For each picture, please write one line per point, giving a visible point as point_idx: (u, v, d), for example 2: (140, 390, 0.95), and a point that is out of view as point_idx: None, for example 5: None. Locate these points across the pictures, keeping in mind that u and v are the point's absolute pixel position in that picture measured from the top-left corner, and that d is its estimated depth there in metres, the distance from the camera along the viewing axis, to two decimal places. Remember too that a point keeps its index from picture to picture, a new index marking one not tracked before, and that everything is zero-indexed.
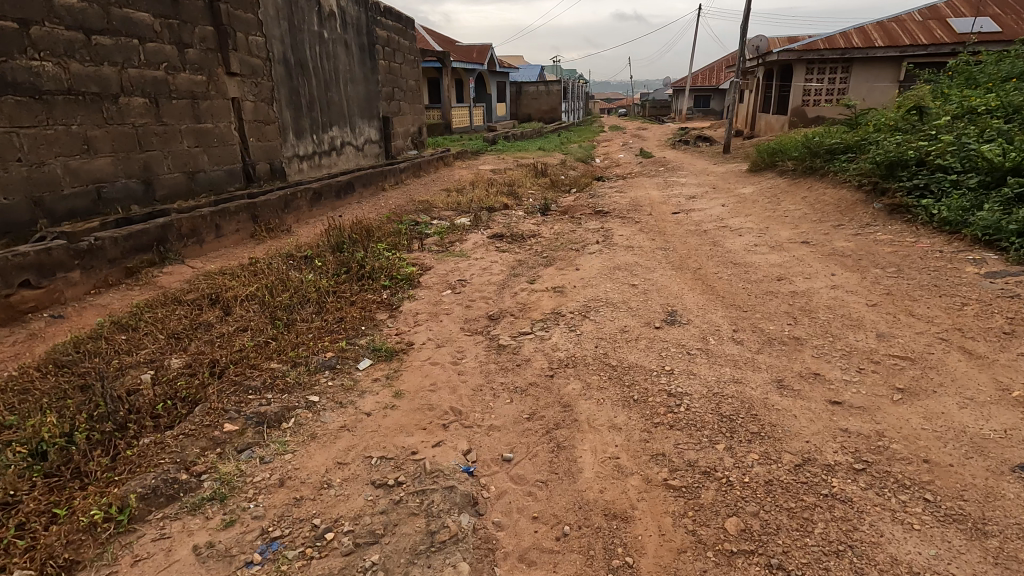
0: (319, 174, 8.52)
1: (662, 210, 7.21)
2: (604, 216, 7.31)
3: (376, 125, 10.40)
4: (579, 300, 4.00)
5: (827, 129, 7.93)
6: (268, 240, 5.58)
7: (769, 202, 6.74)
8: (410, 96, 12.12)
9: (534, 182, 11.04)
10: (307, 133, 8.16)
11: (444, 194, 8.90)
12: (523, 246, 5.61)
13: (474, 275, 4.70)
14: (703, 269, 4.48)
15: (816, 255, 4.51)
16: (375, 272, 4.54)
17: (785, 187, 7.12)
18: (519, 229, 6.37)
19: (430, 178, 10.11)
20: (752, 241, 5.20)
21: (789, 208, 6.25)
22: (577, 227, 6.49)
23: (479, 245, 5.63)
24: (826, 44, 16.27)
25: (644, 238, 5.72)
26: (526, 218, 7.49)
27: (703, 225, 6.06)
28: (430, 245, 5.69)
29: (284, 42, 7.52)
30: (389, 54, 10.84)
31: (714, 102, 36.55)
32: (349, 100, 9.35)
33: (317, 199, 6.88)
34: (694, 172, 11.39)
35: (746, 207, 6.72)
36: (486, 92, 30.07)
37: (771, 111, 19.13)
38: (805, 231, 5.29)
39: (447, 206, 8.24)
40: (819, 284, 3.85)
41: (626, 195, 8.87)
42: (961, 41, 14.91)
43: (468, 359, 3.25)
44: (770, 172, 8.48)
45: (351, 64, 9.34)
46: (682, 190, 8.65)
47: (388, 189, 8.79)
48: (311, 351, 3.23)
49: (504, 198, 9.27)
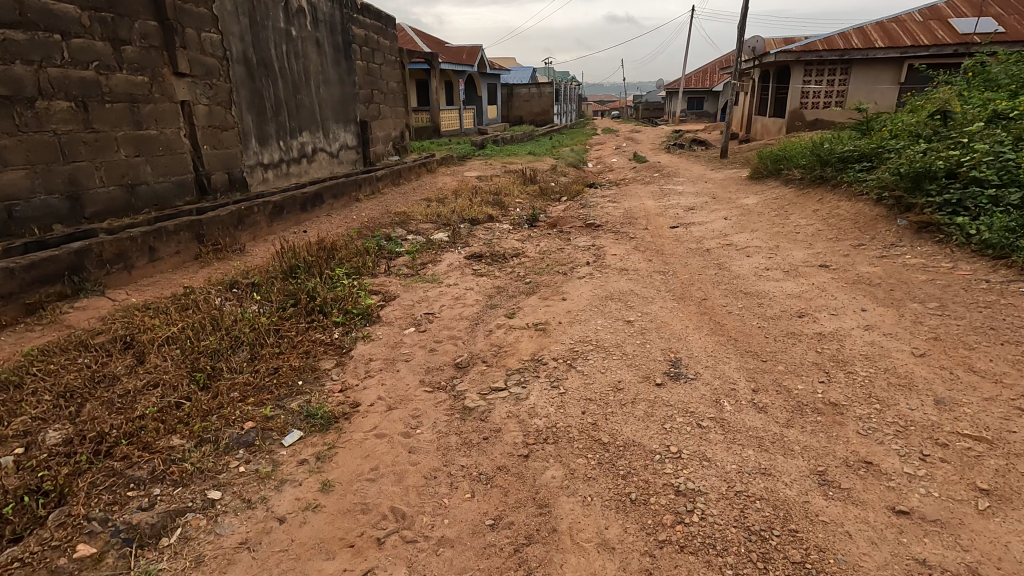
0: (287, 184, 7.84)
1: (658, 224, 6.61)
2: (595, 230, 6.70)
3: (353, 129, 9.73)
4: (564, 342, 3.37)
5: (836, 135, 7.35)
6: (214, 262, 4.92)
7: (776, 215, 6.15)
8: (392, 98, 11.46)
9: (522, 191, 10.41)
10: (273, 139, 7.49)
11: (424, 205, 8.25)
12: (504, 269, 4.97)
13: (445, 306, 4.06)
14: (709, 301, 3.87)
15: (839, 284, 3.90)
16: (326, 305, 3.88)
17: (792, 199, 6.53)
18: (501, 247, 5.74)
19: (410, 187, 9.44)
20: (762, 264, 4.59)
21: (798, 223, 5.66)
22: (565, 244, 5.87)
23: (455, 267, 4.99)
24: (825, 45, 15.76)
25: (640, 259, 5.10)
26: (511, 233, 6.86)
27: (704, 243, 5.46)
28: (399, 267, 5.04)
29: (245, 40, 6.85)
30: (367, 55, 10.18)
31: (708, 104, 36.09)
32: (322, 103, 8.69)
33: (279, 214, 6.21)
34: (691, 179, 10.81)
35: (751, 220, 6.12)
36: (476, 94, 29.46)
37: (768, 114, 18.62)
38: (820, 252, 4.70)
39: (425, 219, 7.58)
40: (848, 323, 3.24)
41: (620, 204, 8.26)
42: (964, 42, 14.42)
43: (424, 428, 2.61)
44: (774, 181, 7.90)
45: (324, 64, 8.69)
46: (680, 199, 8.05)
47: (363, 199, 8.12)
48: (225, 421, 2.57)
49: (489, 209, 8.62)
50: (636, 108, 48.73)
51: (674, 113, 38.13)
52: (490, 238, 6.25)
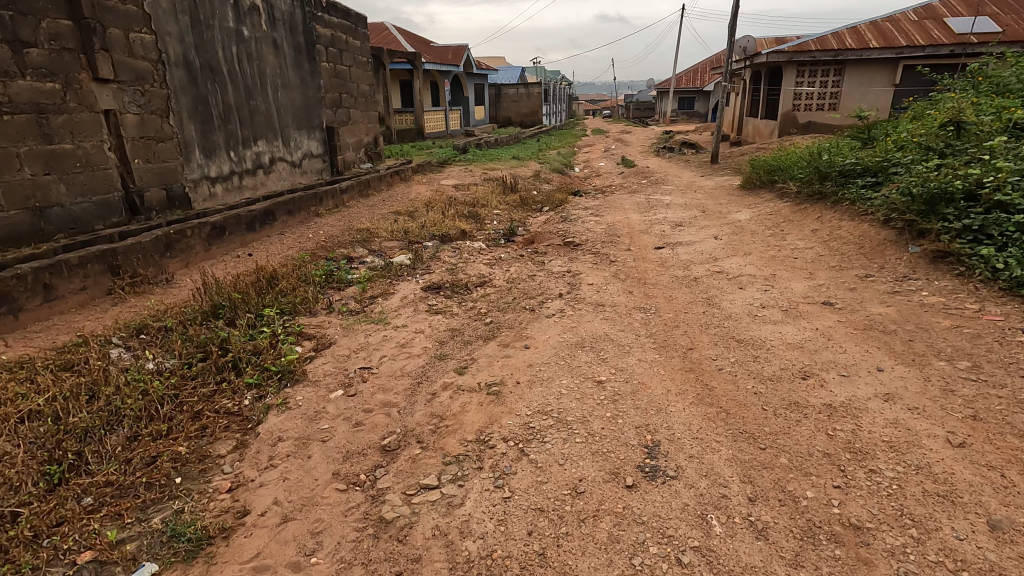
0: (240, 198, 7.18)
1: (643, 243, 6.03)
2: (573, 250, 6.10)
3: (317, 136, 9.07)
4: (519, 412, 2.77)
5: (834, 144, 6.80)
6: (131, 298, 4.28)
7: (771, 234, 5.58)
8: (363, 102, 10.81)
9: (501, 201, 9.81)
10: (221, 149, 6.83)
11: (391, 220, 7.61)
12: (464, 303, 4.37)
13: (386, 357, 3.45)
14: (695, 351, 3.28)
15: (847, 330, 3.32)
16: (241, 360, 3.26)
17: (787, 216, 5.97)
18: (466, 273, 5.14)
19: (379, 198, 8.80)
20: (757, 299, 4.02)
21: (796, 246, 5.10)
22: (537, 269, 5.28)
23: (408, 302, 4.38)
24: (818, 45, 15.26)
25: (619, 290, 4.51)
26: (481, 253, 6.26)
27: (692, 269, 4.88)
28: (344, 302, 4.43)
29: (185, 41, 6.19)
30: (333, 56, 9.52)
31: (699, 104, 35.67)
32: (280, 109, 8.02)
33: (220, 236, 5.57)
34: (680, 187, 10.25)
35: (744, 241, 5.55)
36: (463, 94, 28.81)
37: (759, 116, 18.13)
38: (823, 284, 4.13)
39: (390, 236, 6.96)
40: (863, 391, 2.66)
41: (603, 217, 7.67)
42: (961, 42, 14.08)
43: (321, 556, 1.99)
44: (768, 192, 7.33)
45: (282, 67, 8.03)
46: (667, 213, 7.47)
47: (324, 214, 7.47)
48: (54, 552, 1.95)
49: (462, 224, 8.00)
50: (626, 107, 48.22)
51: (664, 113, 37.67)
52: (456, 261, 5.64)
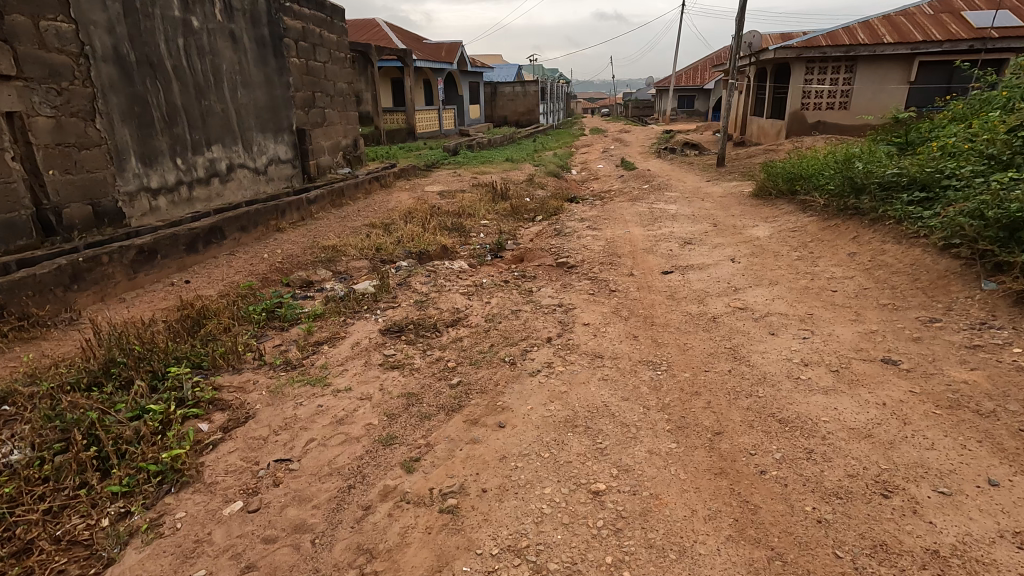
0: (189, 210, 6.32)
1: (649, 265, 5.20)
2: (566, 275, 5.28)
3: (286, 139, 8.21)
4: (481, 551, 1.93)
5: (864, 150, 5.98)
6: (12, 347, 3.43)
7: (799, 258, 4.75)
8: (341, 102, 9.94)
9: (490, 210, 8.97)
10: (165, 156, 5.97)
11: (362, 235, 6.76)
12: (429, 352, 3.53)
13: (313, 442, 2.60)
14: (725, 439, 2.45)
15: (927, 410, 2.49)
16: (110, 454, 2.40)
17: (815, 235, 5.14)
18: (438, 307, 4.31)
19: (354, 209, 7.94)
20: (795, 351, 3.19)
21: (831, 275, 4.27)
22: (523, 302, 4.45)
23: (359, 351, 3.53)
24: (829, 40, 14.40)
25: (621, 334, 3.68)
26: (461, 277, 5.43)
27: (710, 304, 4.06)
28: (282, 351, 3.59)
29: (115, 32, 5.33)
30: (305, 50, 8.66)
31: (699, 103, 34.88)
32: (240, 109, 7.16)
33: (148, 260, 4.72)
34: (685, 194, 9.44)
35: (767, 265, 4.73)
36: (457, 93, 27.97)
37: (765, 115, 17.30)
38: (877, 332, 3.30)
39: (359, 255, 6.12)
40: (980, 529, 1.83)
41: (602, 231, 6.85)
42: (981, 37, 13.37)
43: None
44: (788, 204, 6.49)
45: (242, 62, 7.16)
46: (675, 226, 6.65)
47: (287, 228, 6.63)
48: None
49: (443, 238, 7.16)
50: (626, 106, 47.31)
51: (664, 112, 36.84)
52: (429, 290, 4.80)
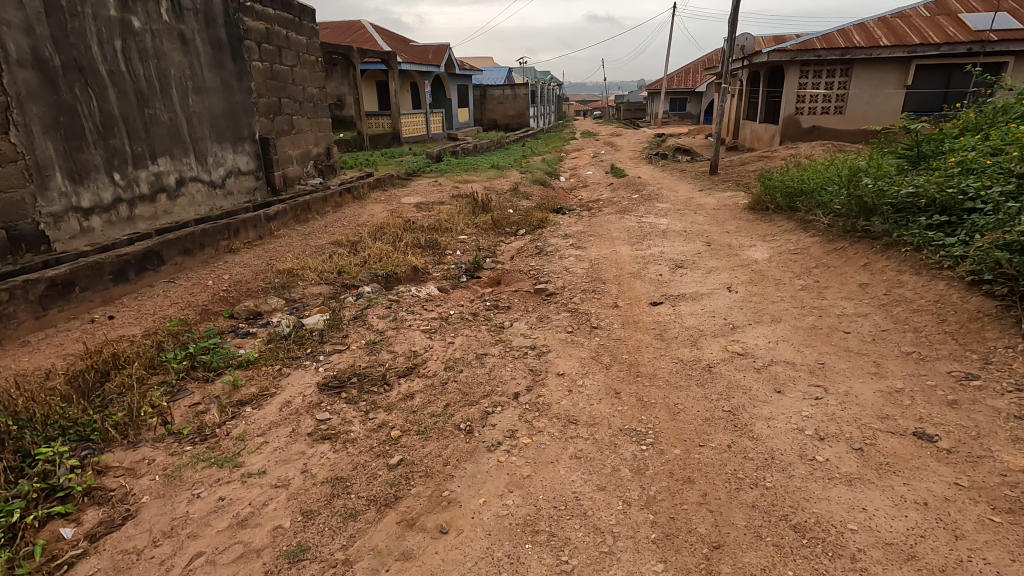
0: (129, 230, 5.72)
1: (637, 293, 4.66)
2: (544, 305, 4.73)
3: (247, 149, 7.60)
4: None
5: (869, 163, 5.48)
6: None
7: (803, 288, 4.22)
8: (311, 109, 9.35)
9: (470, 224, 8.42)
10: (100, 171, 5.36)
11: (324, 256, 6.18)
12: (372, 415, 2.96)
13: (200, 559, 2.03)
14: (727, 557, 1.90)
15: (981, 516, 1.96)
16: None
17: (820, 261, 4.62)
18: (393, 350, 3.75)
19: (321, 225, 7.36)
20: (808, 418, 2.65)
21: (842, 311, 3.74)
22: (490, 342, 3.89)
23: (287, 414, 2.95)
24: (824, 43, 13.84)
25: (601, 388, 3.13)
26: (427, 305, 4.86)
27: (704, 347, 3.51)
28: (196, 415, 3.01)
29: (35, 33, 4.72)
30: (269, 53, 8.06)
31: (692, 105, 34.50)
32: (192, 117, 6.56)
33: (63, 294, 4.12)
34: (677, 205, 8.94)
35: (768, 296, 4.20)
36: (445, 96, 27.38)
37: (757, 119, 16.85)
38: (902, 391, 2.77)
39: (318, 280, 5.55)
40: None
41: (586, 249, 6.30)
42: (979, 40, 13.09)
43: None
44: (787, 221, 5.97)
45: (194, 66, 6.56)
46: (666, 244, 6.11)
47: (241, 249, 6.04)
48: None
49: (414, 257, 6.59)
50: (617, 108, 46.86)
51: (656, 115, 36.46)
52: (386, 326, 4.23)
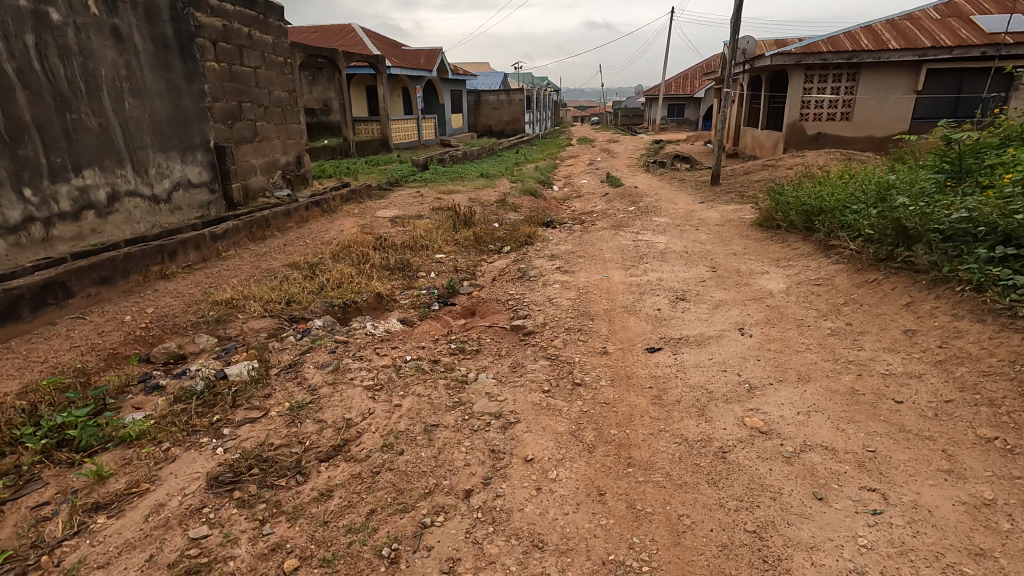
0: (44, 253, 4.93)
1: (631, 335, 3.89)
2: (520, 349, 3.96)
3: (199, 159, 6.83)
4: None
5: (900, 178, 4.73)
6: None
7: (833, 334, 3.46)
8: (280, 114, 8.60)
9: (449, 240, 7.66)
10: (4, 185, 4.58)
11: (274, 282, 5.41)
12: (266, 528, 2.18)
13: None
14: None
15: None
16: None
17: (850, 298, 3.86)
18: (322, 417, 2.98)
19: (280, 244, 6.58)
20: (868, 550, 1.87)
21: (888, 369, 2.98)
22: (447, 405, 3.11)
23: (151, 529, 2.16)
24: (830, 46, 13.17)
25: (579, 485, 2.35)
26: (383, 346, 4.09)
27: (715, 421, 2.74)
28: (31, 527, 2.22)
29: None
30: (226, 53, 7.30)
31: (690, 111, 33.96)
32: (129, 124, 5.79)
33: None
34: (676, 219, 8.22)
35: (791, 343, 3.44)
36: (438, 101, 26.72)
37: (759, 126, 16.17)
38: (994, 505, 2.00)
39: (261, 312, 4.77)
40: None
41: (574, 273, 5.54)
42: (993, 42, 12.43)
43: None
44: (803, 243, 5.22)
45: (132, 66, 5.81)
46: (665, 269, 5.35)
47: (178, 274, 5.27)
48: None
49: (380, 282, 5.82)
50: (615, 115, 46.34)
51: (653, 122, 35.86)
52: (323, 379, 3.45)
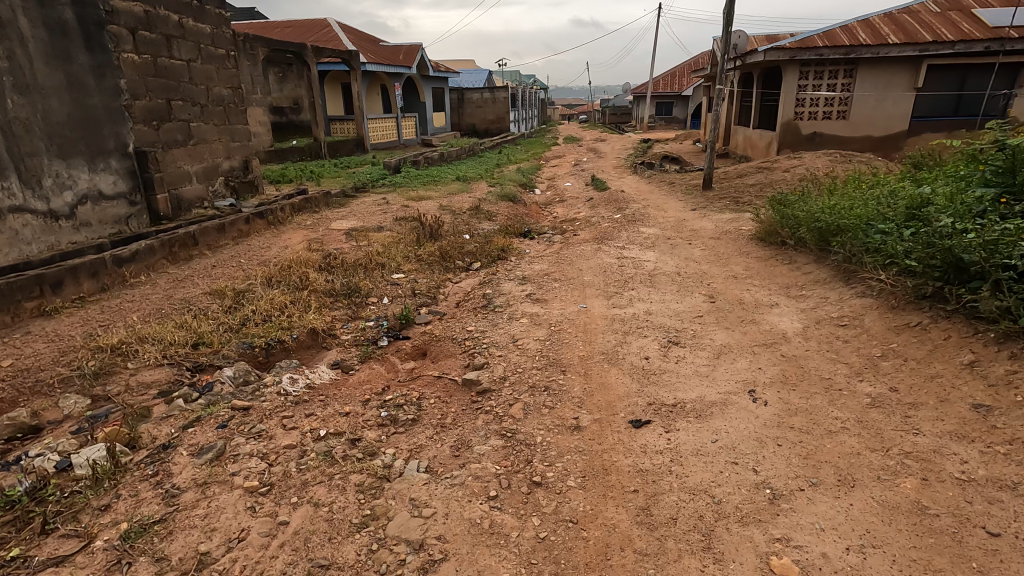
0: None
1: (611, 399, 3.03)
2: (469, 417, 3.08)
3: (113, 166, 5.86)
4: None
5: (936, 191, 3.90)
6: None
7: (874, 405, 2.62)
8: (220, 113, 7.63)
9: (410, 257, 6.77)
10: None
11: (183, 316, 4.48)
12: None
13: None
14: None
15: None
16: None
17: (889, 350, 3.02)
18: (168, 550, 2.08)
19: (207, 265, 5.64)
20: None
21: (965, 471, 2.13)
22: (350, 522, 2.22)
23: None
24: (826, 40, 12.41)
25: None
26: (294, 411, 3.20)
27: (728, 564, 1.88)
28: None
29: None
30: (149, 43, 6.33)
31: (677, 110, 33.35)
32: (13, 125, 4.82)
33: None
34: (666, 230, 7.41)
35: (821, 420, 2.59)
36: (419, 100, 25.76)
37: (751, 125, 15.43)
38: None
39: (156, 361, 3.86)
40: None
41: (547, 303, 4.68)
42: (997, 37, 11.75)
43: None
44: (816, 268, 4.40)
45: (16, 56, 4.83)
46: (655, 298, 4.51)
47: (63, 311, 4.32)
48: None
49: (317, 313, 4.92)
50: (602, 113, 45.58)
51: (641, 120, 35.12)
52: (193, 476, 2.54)
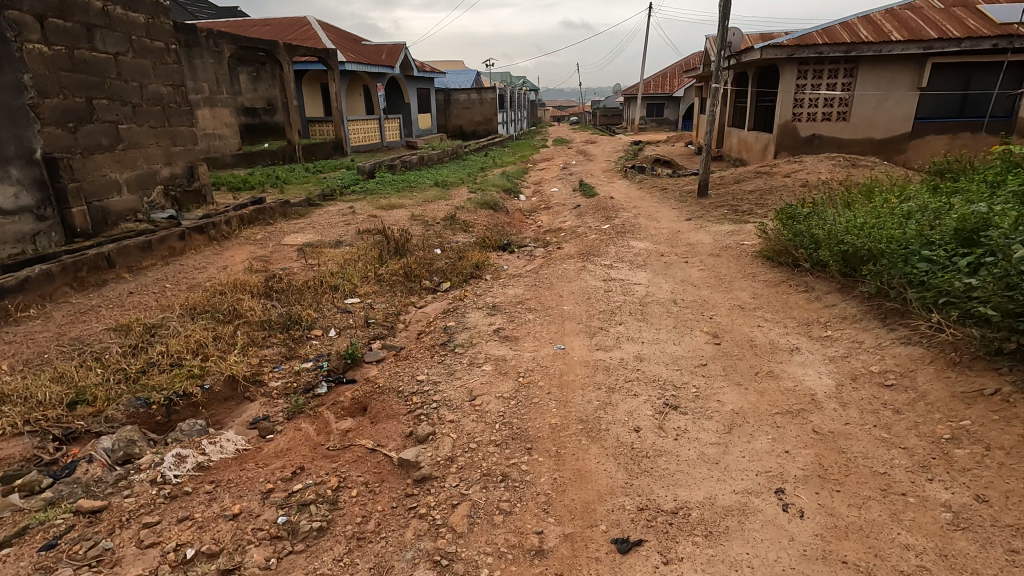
0: None
1: (589, 501, 2.23)
2: (397, 524, 2.27)
3: (14, 176, 4.98)
4: None
5: (994, 210, 3.14)
6: None
7: (960, 529, 1.84)
8: (158, 114, 6.76)
9: (369, 277, 5.95)
10: None
11: (68, 364, 3.63)
12: None
13: None
14: None
15: None
16: None
17: (962, 433, 2.24)
18: None
19: (123, 292, 4.80)
20: None
21: None
22: None
23: None
24: (826, 37, 11.72)
25: None
26: (164, 514, 2.37)
27: None
28: None
29: None
30: (62, 33, 5.46)
31: (669, 111, 32.73)
32: None
33: None
34: (660, 243, 6.66)
35: (888, 552, 1.80)
36: (404, 101, 24.93)
37: (746, 127, 14.74)
38: None
39: (12, 429, 3.02)
40: None
41: (518, 342, 3.87)
42: (1006, 34, 11.10)
43: None
44: (841, 301, 3.64)
45: None
46: (648, 336, 3.72)
47: None
48: None
49: (243, 354, 4.09)
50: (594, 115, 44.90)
51: (632, 121, 34.45)
52: None
